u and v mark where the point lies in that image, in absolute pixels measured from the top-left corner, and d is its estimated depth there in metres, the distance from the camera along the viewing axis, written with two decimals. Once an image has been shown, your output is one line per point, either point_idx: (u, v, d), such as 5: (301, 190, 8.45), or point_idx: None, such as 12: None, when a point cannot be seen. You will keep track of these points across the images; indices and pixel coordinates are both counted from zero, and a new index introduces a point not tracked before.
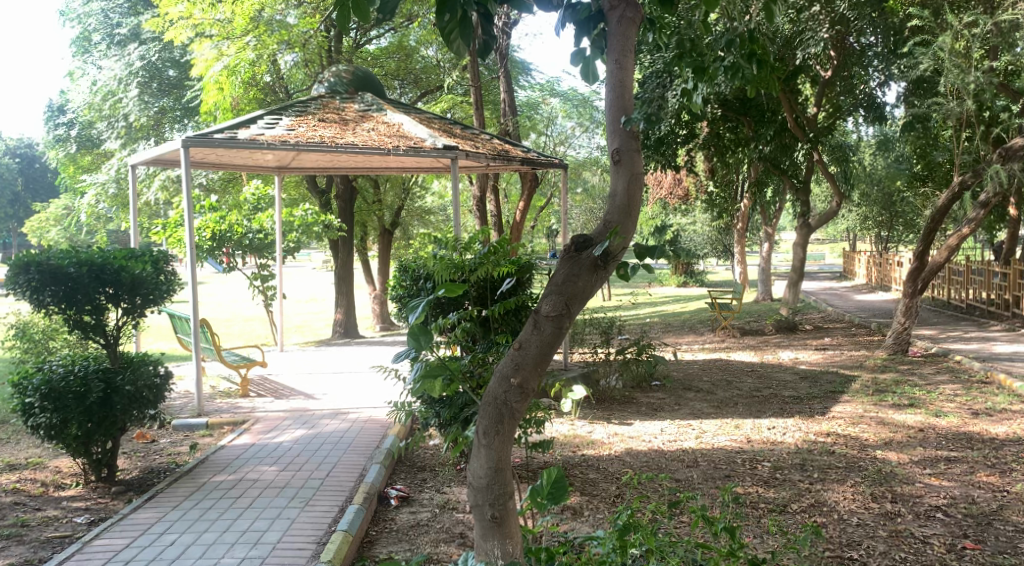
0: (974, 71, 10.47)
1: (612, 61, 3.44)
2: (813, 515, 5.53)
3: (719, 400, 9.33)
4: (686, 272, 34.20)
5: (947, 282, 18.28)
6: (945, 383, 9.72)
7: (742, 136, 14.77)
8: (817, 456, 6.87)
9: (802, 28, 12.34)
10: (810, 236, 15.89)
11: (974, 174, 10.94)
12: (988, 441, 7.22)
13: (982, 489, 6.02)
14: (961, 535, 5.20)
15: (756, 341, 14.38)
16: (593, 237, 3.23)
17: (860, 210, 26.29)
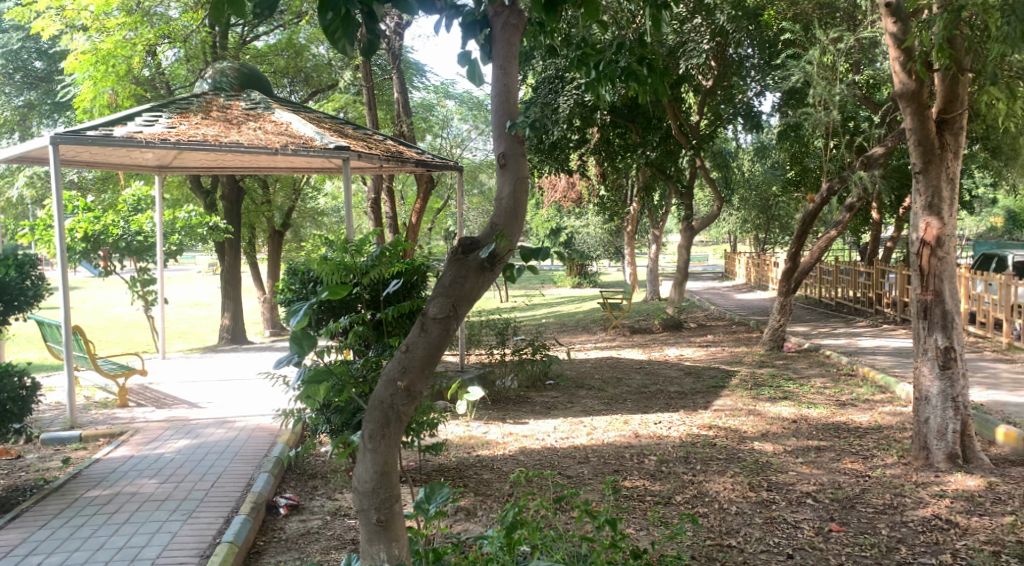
0: (839, 85, 11.17)
1: (497, 66, 3.51)
2: (695, 506, 5.78)
3: (609, 397, 9.58)
4: (579, 273, 34.88)
5: (818, 282, 19.41)
6: (816, 376, 10.35)
7: (630, 141, 15.24)
8: (699, 449, 7.17)
9: (685, 39, 12.96)
10: (695, 238, 16.54)
11: (840, 180, 11.68)
12: (852, 429, 7.75)
13: (847, 475, 6.45)
14: (828, 518, 5.56)
15: (645, 340, 14.85)
16: (479, 239, 3.27)
17: (739, 214, 27.62)
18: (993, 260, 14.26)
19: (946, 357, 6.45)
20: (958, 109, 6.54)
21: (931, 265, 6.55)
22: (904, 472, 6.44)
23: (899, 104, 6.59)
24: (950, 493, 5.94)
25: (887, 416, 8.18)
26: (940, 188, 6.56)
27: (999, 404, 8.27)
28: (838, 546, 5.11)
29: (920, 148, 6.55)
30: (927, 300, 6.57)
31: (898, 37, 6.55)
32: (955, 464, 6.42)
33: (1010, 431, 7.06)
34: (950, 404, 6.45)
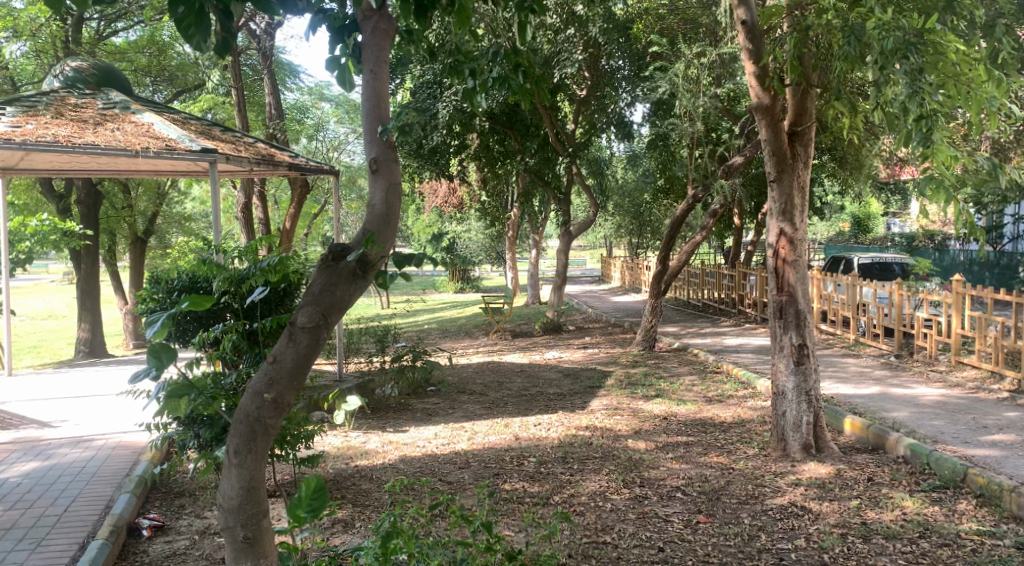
0: (703, 97, 11.74)
1: (367, 71, 3.46)
2: (572, 505, 5.91)
3: (490, 401, 9.65)
4: (461, 279, 34.94)
5: (686, 283, 20.30)
6: (686, 374, 10.82)
7: (509, 148, 15.44)
8: (576, 449, 7.34)
9: (559, 50, 13.40)
10: (572, 242, 16.91)
11: (705, 188, 12.32)
12: (718, 424, 8.15)
13: (713, 468, 6.78)
14: (695, 511, 5.82)
15: (525, 343, 15.07)
16: (349, 246, 3.22)
17: (614, 219, 28.52)
18: (841, 262, 15.36)
19: (800, 354, 6.90)
20: (807, 123, 7.03)
21: (785, 268, 6.98)
22: (763, 463, 6.84)
23: (755, 117, 7.02)
24: (804, 481, 6.36)
25: (749, 411, 8.66)
26: (792, 196, 7.01)
27: (846, 396, 8.92)
28: (705, 537, 5.36)
29: (774, 158, 6.99)
30: (782, 301, 7.01)
31: (754, 53, 6.98)
32: (809, 454, 6.88)
33: (856, 421, 7.63)
34: (804, 398, 6.91)
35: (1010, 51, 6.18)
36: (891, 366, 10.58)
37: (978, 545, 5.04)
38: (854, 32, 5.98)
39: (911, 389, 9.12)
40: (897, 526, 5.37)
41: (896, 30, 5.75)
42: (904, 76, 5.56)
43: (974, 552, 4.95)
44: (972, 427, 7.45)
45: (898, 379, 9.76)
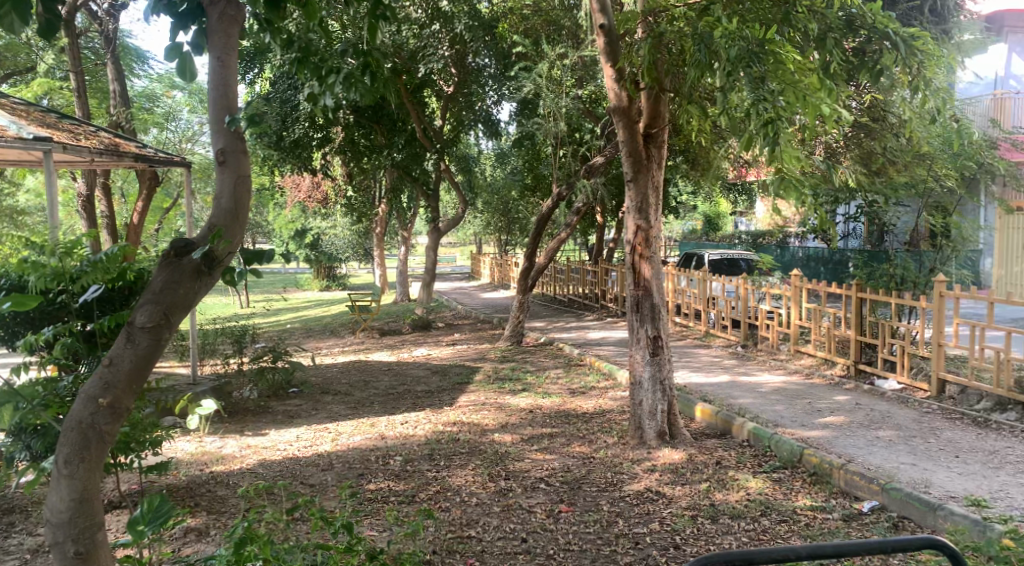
0: (565, 97, 12.05)
1: (213, 57, 3.31)
2: (438, 501, 5.92)
3: (355, 400, 9.49)
4: (327, 276, 34.12)
5: (552, 280, 20.74)
6: (551, 367, 11.08)
7: (375, 143, 15.25)
8: (442, 445, 7.35)
9: (425, 44, 13.36)
10: (440, 239, 16.85)
11: (569, 187, 12.65)
12: (580, 415, 8.39)
13: (575, 458, 6.96)
14: (558, 500, 5.96)
15: (393, 341, 14.90)
16: (194, 241, 3.06)
17: (483, 217, 28.73)
18: (693, 258, 16.20)
19: (655, 345, 7.21)
20: (660, 125, 7.36)
21: (641, 264, 7.27)
22: (622, 451, 7.10)
23: (612, 119, 7.28)
24: (659, 466, 6.65)
25: (610, 401, 8.97)
26: (647, 195, 7.31)
27: (698, 385, 9.41)
28: (566, 525, 5.51)
29: (630, 159, 7.26)
30: (638, 295, 7.32)
31: (611, 56, 7.22)
32: (664, 440, 7.20)
33: (707, 408, 8.05)
34: (659, 387, 7.23)
35: (839, 61, 6.62)
36: (739, 356, 11.26)
37: (811, 519, 5.46)
38: (703, 40, 6.29)
39: (756, 377, 9.76)
40: (742, 506, 5.72)
41: (740, 40, 6.12)
42: (747, 84, 5.99)
43: (808, 526, 5.35)
44: (808, 410, 8.06)
45: (744, 368, 10.40)
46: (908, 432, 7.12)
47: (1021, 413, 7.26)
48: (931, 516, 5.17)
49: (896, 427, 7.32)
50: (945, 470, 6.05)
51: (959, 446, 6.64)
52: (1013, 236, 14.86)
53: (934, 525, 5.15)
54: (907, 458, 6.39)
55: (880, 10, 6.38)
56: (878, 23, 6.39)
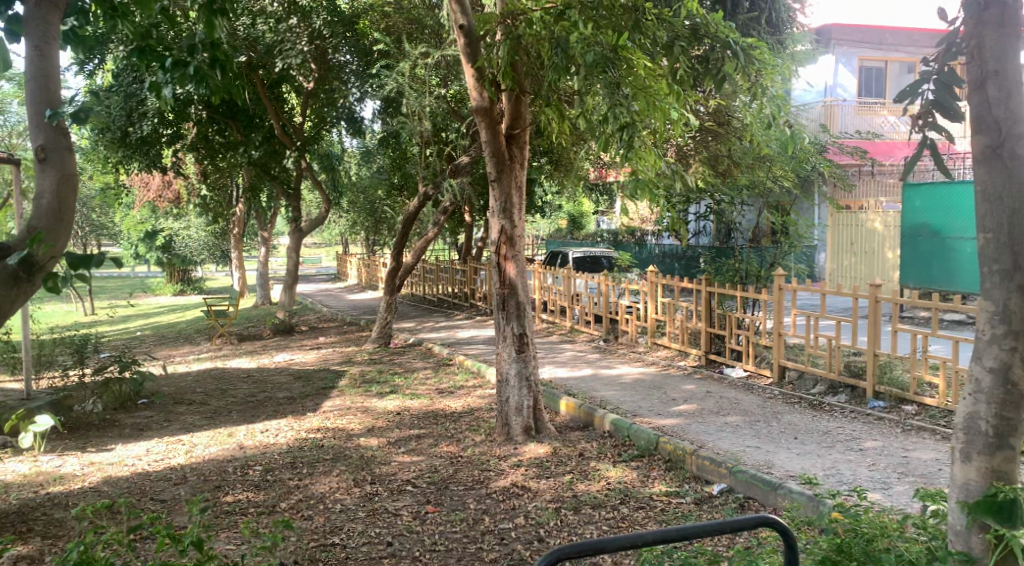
0: (429, 96, 12.02)
1: (31, 48, 3.32)
2: (300, 510, 5.76)
3: (212, 410, 9.06)
4: (182, 279, 32.38)
5: (420, 280, 20.61)
6: (420, 368, 11.01)
7: (231, 140, 14.66)
8: (306, 452, 7.15)
9: (282, 38, 12.81)
10: (302, 240, 16.35)
11: (435, 186, 12.66)
12: (448, 415, 8.38)
13: (442, 458, 6.95)
14: (424, 502, 5.94)
15: (254, 346, 14.34)
16: (13, 245, 3.12)
17: (349, 216, 28.19)
18: (558, 256, 16.56)
19: (520, 342, 7.34)
20: (522, 125, 7.45)
21: (506, 262, 7.36)
22: (488, 448, 7.16)
23: (475, 119, 7.31)
24: (525, 461, 6.76)
25: (478, 399, 9.02)
26: (511, 195, 7.39)
27: (563, 380, 9.63)
28: (432, 526, 5.50)
29: (493, 159, 7.33)
30: (504, 293, 7.40)
31: (472, 57, 7.26)
32: (529, 435, 7.31)
33: (570, 402, 8.25)
34: (525, 384, 7.35)
35: (684, 69, 7.02)
36: (601, 350, 11.63)
37: (666, 504, 5.71)
38: (560, 44, 6.44)
39: (617, 370, 10.10)
40: (602, 495, 5.90)
41: (596, 46, 6.31)
42: (604, 89, 6.17)
43: (664, 511, 5.59)
44: (664, 400, 8.43)
45: (606, 361, 10.74)
46: (752, 417, 7.59)
47: (850, 395, 7.92)
48: (772, 495, 5.55)
49: (742, 412, 7.79)
50: (786, 451, 6.49)
51: (797, 428, 7.15)
52: (843, 233, 16.24)
53: (775, 503, 5.51)
54: (752, 442, 6.81)
55: (720, 20, 6.71)
56: (719, 32, 6.69)
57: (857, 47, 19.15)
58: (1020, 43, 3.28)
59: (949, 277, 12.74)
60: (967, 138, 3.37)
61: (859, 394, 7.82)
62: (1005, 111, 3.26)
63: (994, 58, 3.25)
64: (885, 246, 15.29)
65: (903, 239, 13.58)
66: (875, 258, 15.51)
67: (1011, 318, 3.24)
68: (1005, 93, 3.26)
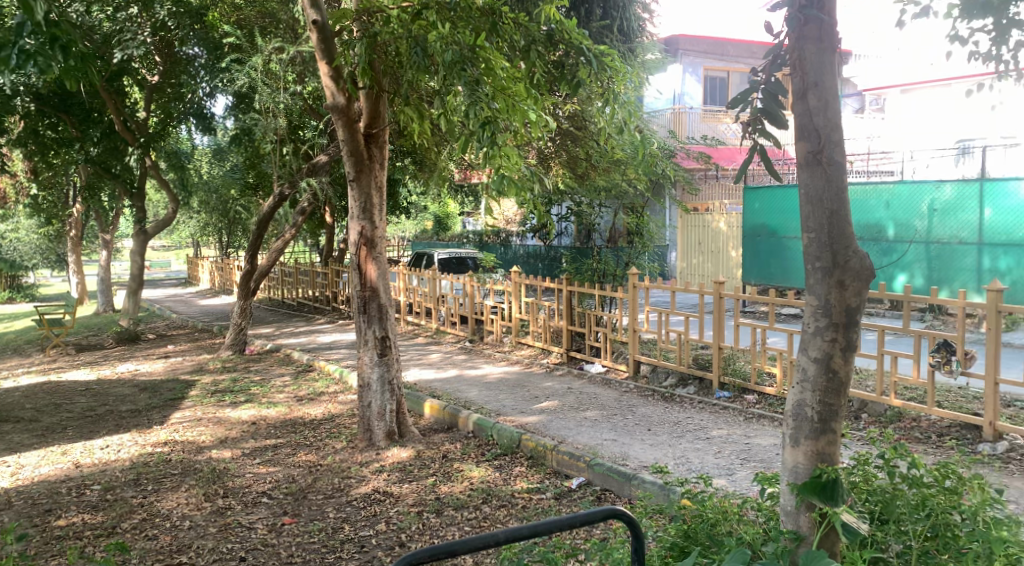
0: (283, 92, 11.64)
1: None
2: (144, 529, 5.41)
3: (44, 427, 8.36)
4: (11, 286, 29.75)
5: (279, 283, 19.92)
6: (278, 375, 10.63)
7: (64, 135, 13.61)
8: (151, 467, 6.73)
9: (121, 28, 12.25)
10: (148, 243, 15.42)
11: (291, 186, 12.27)
12: (308, 422, 8.14)
13: (300, 468, 6.73)
14: (280, 513, 5.73)
15: (94, 357, 13.37)
16: None
17: (201, 217, 26.85)
18: (423, 257, 16.46)
19: (382, 346, 7.24)
20: (381, 126, 7.35)
21: (367, 264, 7.23)
22: (349, 455, 7.00)
23: (331, 118, 7.14)
24: (387, 466, 6.66)
25: (339, 405, 8.81)
26: (370, 196, 7.28)
27: (427, 382, 9.57)
28: (289, 538, 5.31)
29: (352, 158, 7.18)
30: (365, 296, 7.27)
31: (327, 53, 7.08)
32: (393, 440, 7.20)
33: (433, 404, 8.19)
34: (387, 387, 7.24)
35: (543, 73, 7.13)
36: (466, 351, 11.67)
37: (527, 501, 5.79)
38: (419, 43, 6.41)
39: (481, 370, 10.16)
40: (464, 496, 5.91)
41: (453, 45, 6.29)
42: (464, 86, 6.17)
43: (525, 508, 5.66)
44: (526, 398, 8.56)
45: (471, 362, 10.78)
46: (609, 411, 7.84)
47: (698, 386, 8.35)
48: (627, 486, 5.75)
49: (600, 407, 8.04)
50: (640, 443, 6.74)
51: (651, 420, 7.45)
52: (693, 233, 17.09)
53: (630, 494, 5.72)
54: (608, 435, 7.03)
55: (574, 27, 6.85)
56: (572, 38, 6.82)
57: (702, 57, 20.23)
58: (835, 59, 3.55)
59: (785, 274, 13.63)
60: (792, 144, 3.62)
61: (707, 385, 8.25)
62: (824, 120, 3.52)
63: (814, 71, 3.51)
64: (729, 245, 16.23)
65: (745, 240, 14.46)
66: (720, 257, 16.43)
67: (832, 311, 3.51)
68: (824, 104, 3.52)
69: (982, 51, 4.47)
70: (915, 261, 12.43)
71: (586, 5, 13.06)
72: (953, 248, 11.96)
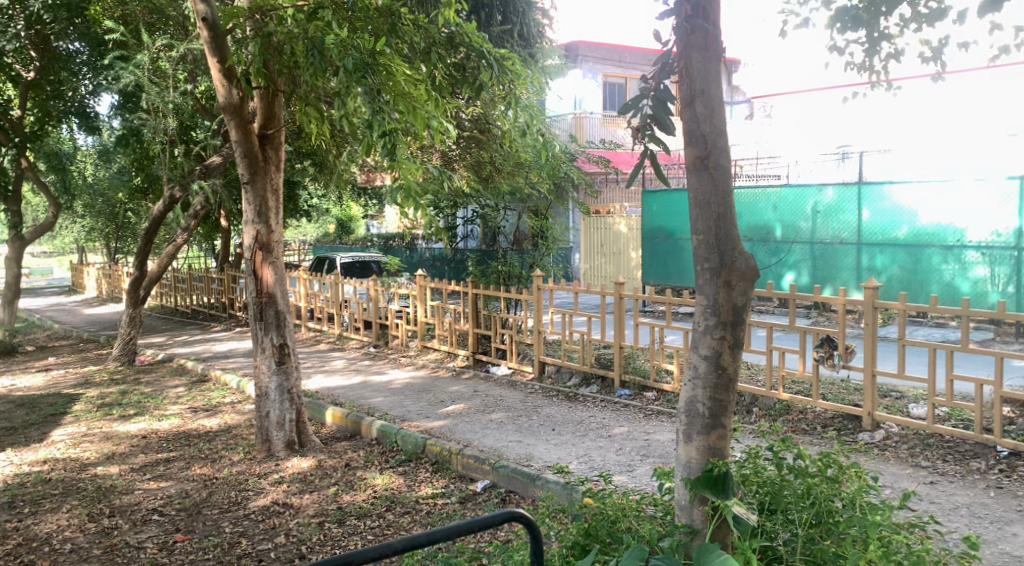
0: (172, 92, 11.22)
1: None
2: (20, 556, 5.08)
3: None
4: None
5: (171, 290, 19.08)
6: (171, 387, 10.18)
7: None
8: (29, 488, 6.32)
9: None
10: (25, 249, 14.48)
11: (183, 188, 11.80)
12: (203, 434, 7.81)
13: (194, 482, 6.46)
14: (173, 530, 5.48)
15: None
16: None
17: (86, 222, 25.44)
18: (325, 262, 16.13)
19: (281, 354, 7.05)
20: (276, 126, 7.17)
21: (264, 269, 7.02)
22: (247, 467, 6.77)
23: (223, 117, 6.90)
24: (287, 477, 6.47)
25: (236, 416, 8.51)
26: (266, 198, 7.06)
27: (329, 389, 9.36)
28: (181, 556, 5.09)
29: (245, 160, 6.95)
30: (262, 302, 7.05)
31: (218, 51, 6.84)
32: (292, 450, 7.01)
33: (336, 411, 8.02)
34: (286, 396, 7.05)
35: (444, 76, 7.05)
36: (370, 356, 11.50)
37: (432, 506, 5.73)
38: (315, 44, 6.15)
39: (386, 376, 10.02)
40: (368, 504, 5.81)
41: (353, 49, 6.11)
42: (364, 93, 5.98)
43: (429, 514, 5.61)
44: (432, 402, 8.50)
45: (376, 368, 10.62)
46: (515, 413, 7.87)
47: (600, 385, 8.50)
48: (531, 487, 5.78)
49: (505, 409, 8.07)
50: (544, 443, 6.80)
51: (555, 420, 7.54)
52: (595, 235, 17.39)
53: (534, 495, 5.75)
54: (514, 436, 7.06)
55: (474, 30, 6.86)
56: (472, 41, 6.84)
57: (601, 63, 20.69)
58: (721, 67, 3.68)
59: (682, 275, 14.06)
60: (681, 150, 3.73)
61: (609, 384, 8.41)
62: (710, 126, 3.64)
63: (700, 78, 3.62)
64: (630, 247, 16.64)
65: (643, 241, 14.84)
66: (621, 258, 16.82)
67: (720, 311, 3.63)
68: (710, 111, 3.64)
69: (857, 62, 4.72)
70: (801, 261, 13.05)
71: (486, 8, 13.03)
72: (835, 248, 12.63)
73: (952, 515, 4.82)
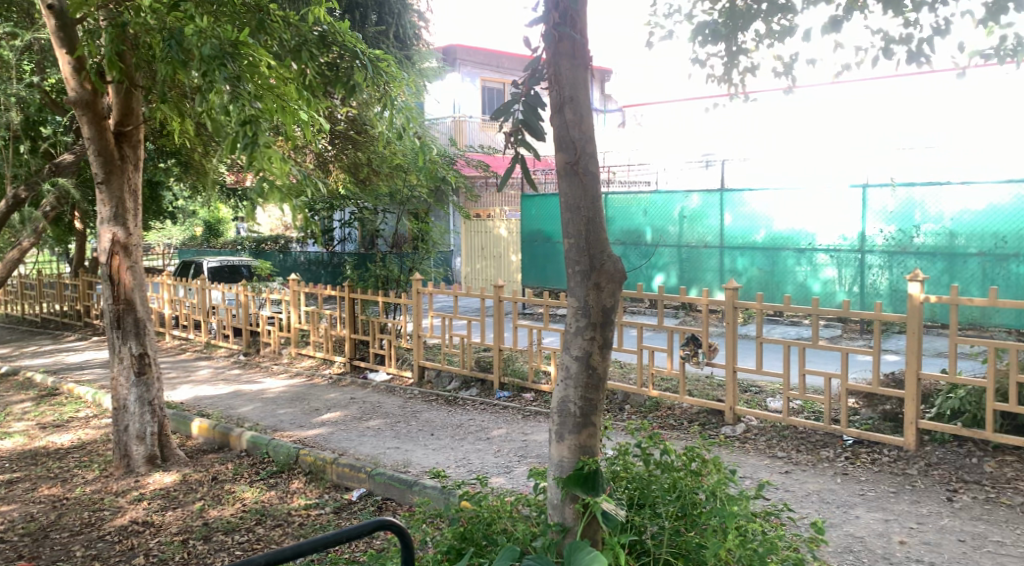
0: (15, 83, 10.37)
1: None
2: None
3: None
4: None
5: (17, 298, 17.64)
6: (15, 402, 9.39)
7: None
8: None
9: None
10: None
11: (29, 188, 10.92)
12: (52, 453, 7.25)
13: (41, 503, 5.99)
14: (14, 558, 5.06)
15: None
16: None
17: None
18: (190, 267, 15.38)
19: (141, 364, 6.65)
20: (135, 123, 6.73)
21: (123, 275, 6.61)
22: (102, 486, 6.34)
23: (74, 113, 6.45)
24: (147, 494, 6.11)
25: (91, 431, 7.96)
26: (123, 199, 6.64)
27: (197, 401, 8.90)
28: None
29: (100, 159, 6.51)
30: (119, 309, 6.63)
31: (67, 42, 6.38)
32: (154, 465, 6.61)
33: (202, 423, 7.64)
34: (147, 408, 6.66)
35: (315, 73, 6.80)
36: (240, 365, 11.05)
37: (304, 518, 5.56)
38: (173, 36, 5.77)
39: (258, 385, 9.65)
40: (236, 519, 5.57)
41: (213, 39, 5.72)
42: (225, 83, 5.58)
43: (302, 525, 5.44)
44: (306, 411, 8.26)
45: (247, 376, 10.21)
46: (392, 419, 7.76)
47: (480, 388, 8.52)
48: (408, 493, 5.71)
49: (383, 415, 7.95)
50: (422, 448, 6.75)
51: (433, 424, 7.49)
52: (475, 239, 17.46)
53: (411, 501, 5.69)
54: (391, 443, 6.96)
55: (348, 29, 6.74)
56: (347, 41, 6.78)
57: (479, 68, 20.85)
58: (587, 75, 3.77)
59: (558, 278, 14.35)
60: (551, 154, 3.79)
61: (488, 386, 8.45)
62: (580, 133, 3.72)
63: (569, 85, 3.70)
64: (509, 250, 16.83)
65: (522, 244, 15.03)
66: (501, 261, 16.99)
67: (590, 312, 3.71)
68: (579, 118, 3.72)
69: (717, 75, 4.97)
70: (670, 263, 13.60)
71: (360, 8, 12.87)
72: (700, 251, 13.23)
73: (804, 502, 5.14)
